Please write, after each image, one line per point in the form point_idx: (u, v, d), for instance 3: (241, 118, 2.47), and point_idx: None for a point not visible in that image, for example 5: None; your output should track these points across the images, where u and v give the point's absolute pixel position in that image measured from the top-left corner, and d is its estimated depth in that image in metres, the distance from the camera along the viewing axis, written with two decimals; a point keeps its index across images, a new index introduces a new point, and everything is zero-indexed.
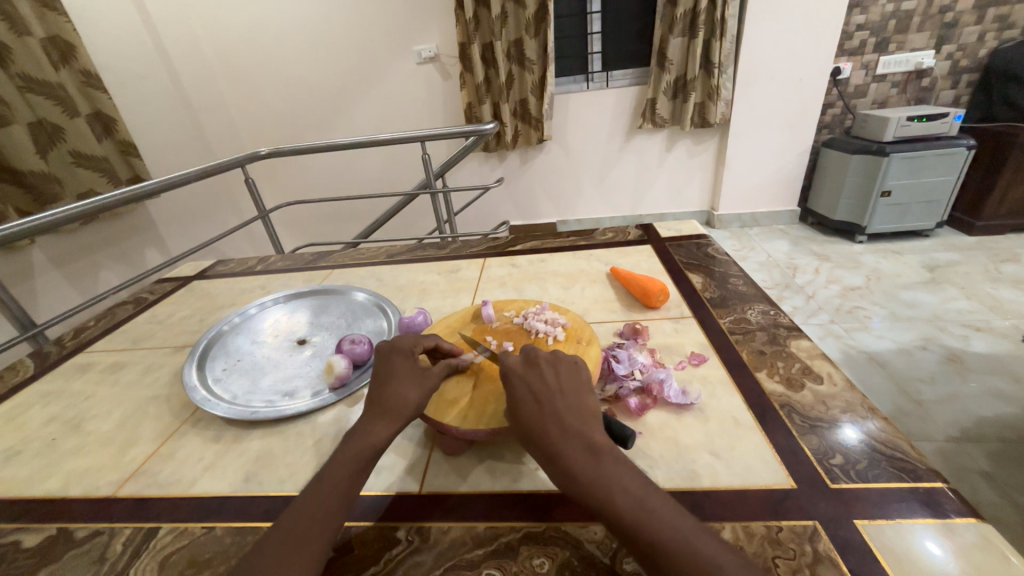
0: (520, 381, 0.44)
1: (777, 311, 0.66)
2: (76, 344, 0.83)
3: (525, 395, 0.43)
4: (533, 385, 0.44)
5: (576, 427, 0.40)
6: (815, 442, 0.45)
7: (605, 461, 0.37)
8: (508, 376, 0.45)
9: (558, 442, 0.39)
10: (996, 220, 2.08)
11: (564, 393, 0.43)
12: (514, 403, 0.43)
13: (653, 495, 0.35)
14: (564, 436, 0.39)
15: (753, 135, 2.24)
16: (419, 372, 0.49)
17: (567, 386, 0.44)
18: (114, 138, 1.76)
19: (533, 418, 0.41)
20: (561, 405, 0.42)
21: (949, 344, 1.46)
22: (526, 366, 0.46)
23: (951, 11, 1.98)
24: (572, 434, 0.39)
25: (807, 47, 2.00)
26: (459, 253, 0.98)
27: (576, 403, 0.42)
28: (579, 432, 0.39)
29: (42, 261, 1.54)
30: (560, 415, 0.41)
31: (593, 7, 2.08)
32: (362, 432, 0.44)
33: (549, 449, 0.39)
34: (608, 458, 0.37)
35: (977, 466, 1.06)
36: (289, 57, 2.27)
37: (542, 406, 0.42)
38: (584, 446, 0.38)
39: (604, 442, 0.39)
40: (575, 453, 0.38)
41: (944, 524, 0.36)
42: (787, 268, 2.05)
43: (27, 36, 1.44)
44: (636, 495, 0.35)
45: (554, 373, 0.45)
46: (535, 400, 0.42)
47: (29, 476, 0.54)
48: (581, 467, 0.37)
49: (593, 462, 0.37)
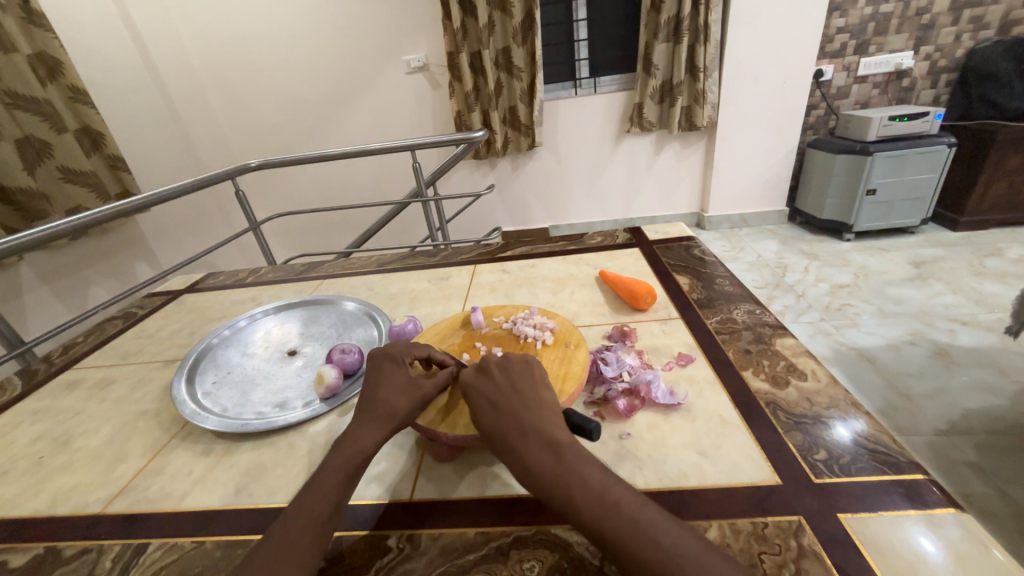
0: (477, 390, 0.46)
1: (762, 310, 0.67)
2: (65, 361, 0.83)
3: (484, 403, 0.44)
4: (488, 392, 0.45)
5: (534, 425, 0.40)
6: (800, 438, 0.46)
7: (564, 456, 0.38)
8: (464, 387, 0.47)
9: (518, 444, 0.40)
10: (979, 216, 2.12)
11: (521, 395, 0.44)
12: (474, 411, 0.44)
13: (614, 487, 0.35)
14: (523, 436, 0.40)
15: (740, 138, 2.28)
16: (410, 382, 0.49)
17: (522, 388, 0.45)
18: (103, 153, 1.76)
19: (492, 425, 0.42)
20: (518, 407, 0.43)
21: (936, 338, 1.49)
22: (480, 373, 0.47)
23: (928, 13, 2.03)
24: (530, 434, 0.40)
25: (789, 50, 2.04)
26: (449, 260, 0.99)
27: (533, 402, 0.43)
28: (538, 431, 0.40)
29: (31, 278, 1.52)
30: (518, 417, 0.42)
31: (579, 15, 2.11)
32: (352, 439, 0.45)
33: (510, 453, 0.40)
34: (568, 452, 0.38)
35: (966, 458, 1.07)
36: (278, 69, 2.28)
37: (501, 411, 0.43)
38: (542, 444, 0.39)
39: (564, 439, 0.39)
40: (535, 453, 0.38)
41: (926, 516, 0.37)
42: (776, 268, 2.07)
43: (14, 52, 1.44)
44: (595, 488, 0.35)
45: (508, 377, 0.46)
46: (493, 406, 0.43)
47: (16, 495, 0.53)
48: (541, 466, 0.37)
49: (553, 458, 0.38)
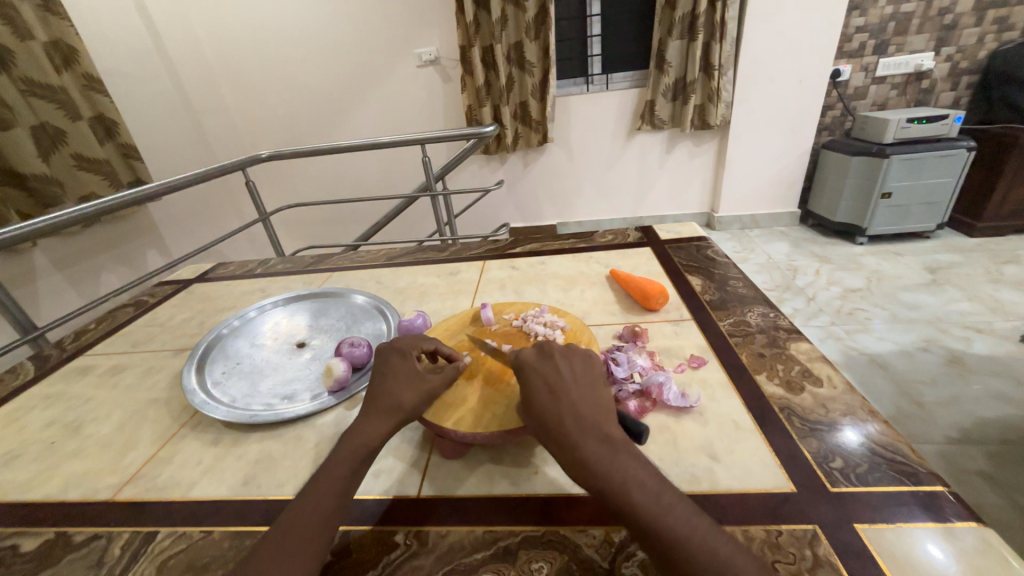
0: (535, 373, 0.44)
1: (776, 313, 0.66)
2: (76, 347, 0.83)
3: (540, 386, 0.43)
4: (546, 375, 0.44)
5: (592, 418, 0.40)
6: (815, 445, 0.45)
7: (621, 454, 0.37)
8: (521, 368, 0.46)
9: (575, 431, 0.39)
10: (997, 222, 2.08)
11: (579, 386, 0.43)
12: (529, 394, 0.43)
13: (669, 492, 0.35)
14: (580, 426, 0.39)
15: (753, 137, 2.25)
16: (416, 375, 0.49)
17: (581, 378, 0.44)
18: (116, 141, 1.77)
19: (548, 409, 0.41)
20: (576, 396, 0.42)
21: (950, 346, 1.46)
22: (539, 358, 0.46)
23: (951, 13, 1.99)
24: (589, 426, 0.39)
25: (806, 49, 2.01)
26: (459, 255, 0.99)
27: (591, 394, 0.42)
28: (596, 424, 0.39)
29: (44, 264, 1.54)
30: (576, 406, 0.41)
31: (593, 10, 2.09)
32: (360, 431, 0.44)
33: (565, 440, 0.38)
34: (625, 451, 0.37)
35: (979, 468, 1.06)
36: (289, 61, 2.28)
37: (557, 396, 0.42)
38: (600, 438, 0.38)
39: (620, 437, 0.39)
40: (592, 444, 0.38)
41: (944, 528, 0.36)
42: (787, 270, 2.04)
43: (30, 40, 1.45)
44: (652, 490, 0.35)
45: (569, 365, 0.45)
46: (550, 391, 0.42)
47: (28, 479, 0.54)
48: (597, 459, 0.37)
49: (612, 455, 0.37)
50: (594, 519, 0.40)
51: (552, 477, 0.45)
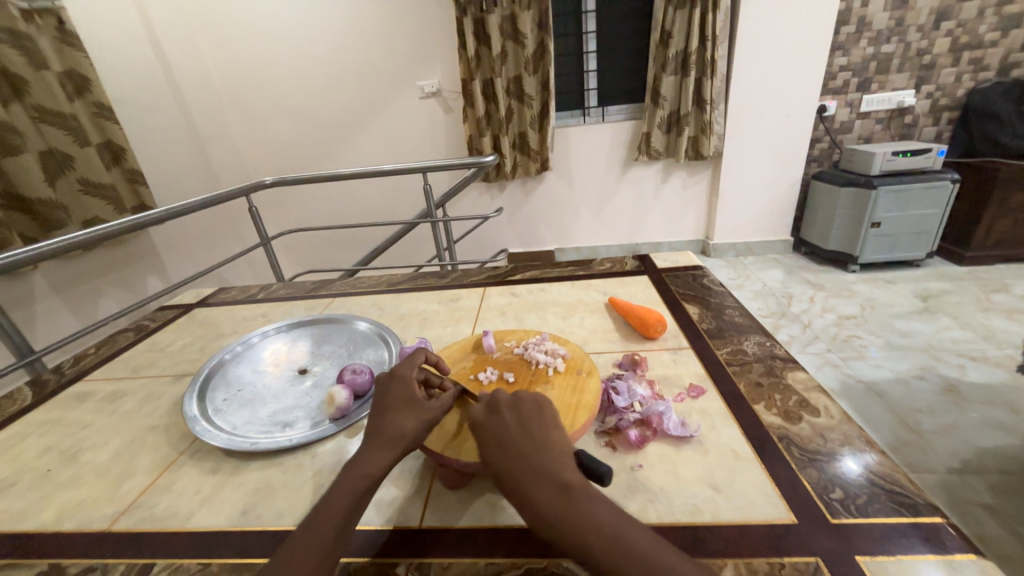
0: (485, 430, 0.44)
1: (773, 342, 0.67)
2: (75, 372, 0.83)
3: (491, 446, 0.43)
4: (495, 432, 0.44)
5: (543, 467, 0.40)
6: (815, 475, 0.45)
7: (576, 500, 0.37)
8: (472, 424, 0.46)
9: (527, 486, 0.39)
10: (984, 251, 2.13)
11: (529, 434, 0.43)
12: (483, 453, 0.43)
13: (630, 532, 0.35)
14: (533, 478, 0.39)
15: (745, 168, 2.32)
16: (409, 400, 0.49)
17: (530, 426, 0.44)
18: (122, 166, 1.80)
19: (502, 467, 0.41)
20: (525, 447, 0.42)
21: (947, 374, 1.47)
22: (488, 412, 0.46)
23: (929, 54, 2.10)
24: (542, 476, 0.39)
25: (793, 85, 2.10)
26: (459, 282, 1.00)
27: (541, 441, 0.42)
28: (548, 472, 0.39)
29: (43, 287, 1.54)
30: (526, 459, 0.41)
31: (589, 47, 2.19)
32: (360, 463, 0.44)
33: (520, 497, 0.39)
34: (579, 496, 0.37)
35: (981, 499, 1.05)
36: (296, 91, 2.35)
37: (508, 451, 0.42)
38: (554, 485, 0.38)
39: (575, 479, 0.39)
40: (545, 496, 0.38)
41: (944, 560, 0.37)
42: (782, 297, 2.07)
43: (44, 69, 1.51)
44: (610, 532, 0.35)
45: (515, 415, 0.45)
46: (502, 448, 0.42)
47: (23, 508, 0.53)
48: (551, 511, 0.37)
49: (566, 503, 0.37)
50: None
51: None
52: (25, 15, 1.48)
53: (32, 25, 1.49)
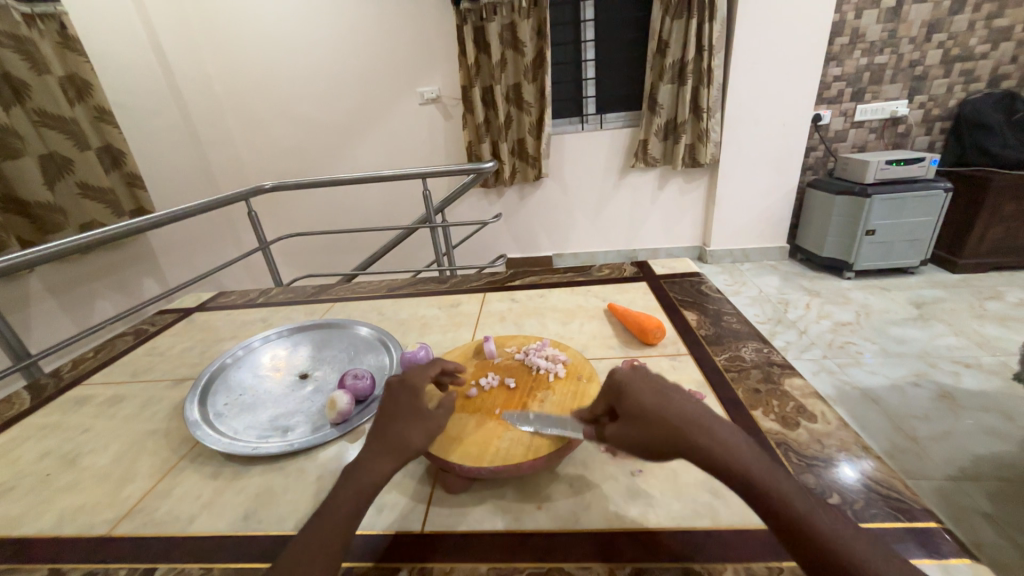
0: (642, 380, 0.44)
1: (770, 349, 0.68)
2: (73, 376, 0.83)
3: (650, 391, 0.42)
4: (652, 383, 0.44)
5: (710, 414, 0.41)
6: (812, 480, 0.46)
7: (755, 449, 0.39)
8: (623, 371, 0.45)
9: (713, 428, 0.39)
10: (977, 259, 2.15)
11: (679, 389, 0.44)
12: (650, 395, 0.42)
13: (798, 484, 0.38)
14: (712, 423, 0.40)
15: (740, 176, 2.34)
16: (421, 413, 0.48)
17: (674, 386, 0.45)
18: (121, 170, 1.81)
19: (676, 409, 0.41)
20: (688, 398, 0.43)
21: (941, 380, 1.48)
22: (634, 367, 0.46)
23: (921, 65, 2.14)
24: (718, 421, 0.41)
25: (788, 94, 2.13)
26: (459, 287, 1.01)
27: (690, 398, 0.44)
28: (720, 421, 0.41)
29: (39, 291, 1.54)
30: (695, 407, 0.42)
31: (588, 55, 2.22)
32: (358, 475, 0.44)
33: (708, 435, 0.39)
34: (754, 446, 0.40)
35: (976, 506, 1.05)
36: (297, 96, 2.37)
37: (674, 398, 0.42)
38: (734, 434, 0.40)
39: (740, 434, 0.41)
40: (731, 439, 0.39)
41: (939, 564, 0.37)
42: (778, 303, 2.09)
43: (47, 74, 1.51)
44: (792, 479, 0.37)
45: (656, 374, 0.46)
46: (668, 396, 0.42)
47: (22, 513, 0.53)
48: (741, 451, 0.38)
49: (749, 449, 0.39)
50: (596, 556, 0.41)
51: (555, 511, 0.45)
52: (29, 20, 1.48)
53: (35, 30, 1.50)
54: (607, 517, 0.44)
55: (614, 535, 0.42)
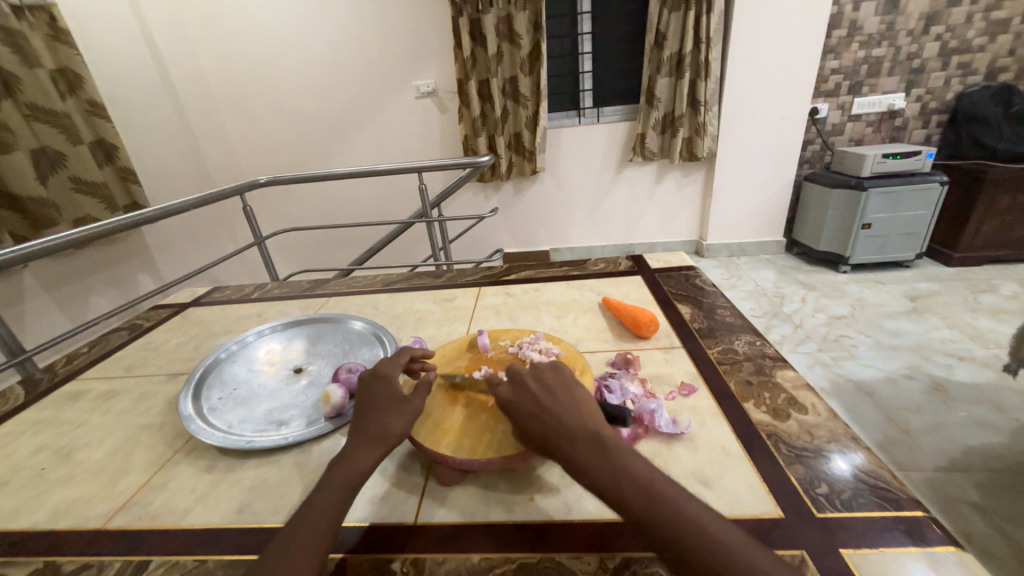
0: (514, 400, 0.46)
1: (762, 341, 0.69)
2: (68, 371, 0.83)
3: (525, 412, 0.45)
4: (528, 401, 0.46)
5: (579, 426, 0.42)
6: (801, 471, 0.46)
7: (610, 455, 0.39)
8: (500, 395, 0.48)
9: (564, 445, 0.41)
10: (972, 252, 2.16)
11: (556, 399, 0.45)
12: (518, 421, 0.45)
13: (663, 482, 0.38)
14: (568, 436, 0.41)
15: (738, 170, 2.34)
16: (396, 400, 0.50)
17: (557, 393, 0.46)
18: (115, 165, 1.79)
19: (536, 430, 0.43)
20: (555, 410, 0.44)
21: (934, 373, 1.50)
22: (514, 384, 0.48)
23: (918, 58, 2.13)
24: (574, 431, 0.41)
25: (785, 87, 2.12)
26: (455, 281, 1.01)
27: (568, 403, 0.45)
28: (580, 430, 0.42)
29: (32, 286, 1.53)
30: (559, 421, 0.43)
31: (585, 48, 2.21)
32: (343, 466, 0.44)
33: (560, 456, 0.41)
34: (612, 449, 0.40)
35: (967, 497, 1.07)
36: (291, 90, 2.35)
37: (541, 415, 0.44)
38: (590, 442, 0.40)
39: (609, 435, 0.41)
40: (581, 452, 0.40)
41: (925, 553, 0.38)
42: (774, 297, 2.09)
43: (37, 67, 1.49)
44: (644, 481, 0.37)
45: (542, 385, 0.47)
46: (536, 416, 0.44)
47: (17, 506, 0.53)
48: (590, 464, 0.39)
49: (603, 457, 0.39)
50: (586, 546, 0.41)
51: (547, 503, 0.46)
52: (18, 12, 1.46)
53: (25, 22, 1.48)
54: (597, 508, 0.45)
55: (605, 525, 0.43)
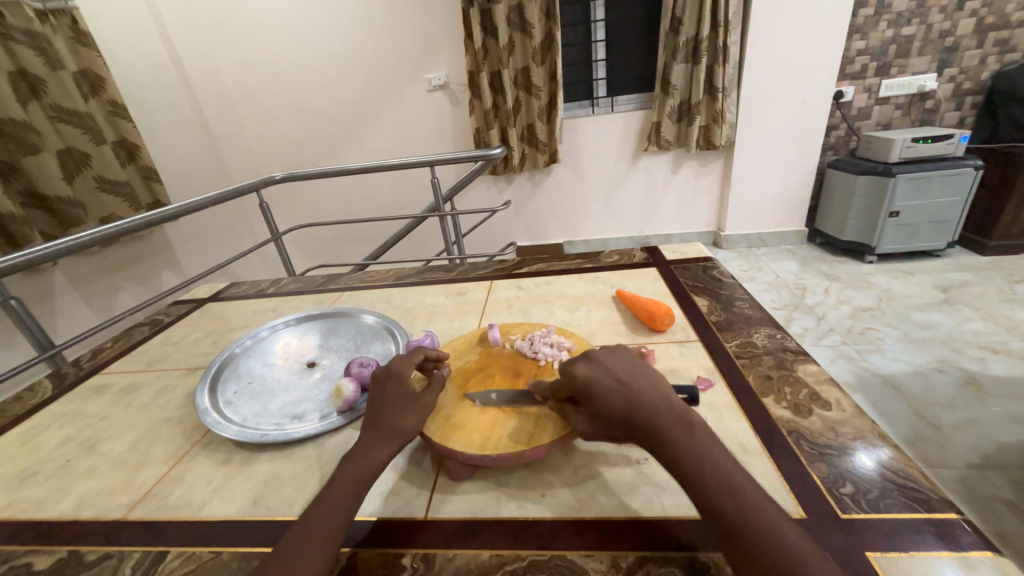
0: (595, 377, 0.45)
1: (783, 335, 0.66)
2: (93, 365, 0.85)
3: (607, 386, 0.44)
4: (613, 379, 0.44)
5: (669, 405, 0.42)
6: (825, 470, 0.45)
7: (699, 437, 0.40)
8: (576, 376, 0.46)
9: (653, 415, 0.41)
10: (1009, 240, 2.06)
11: (640, 378, 0.45)
12: (600, 393, 0.43)
13: (739, 475, 0.38)
14: (658, 410, 0.41)
15: (757, 157, 2.27)
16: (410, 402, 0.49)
17: (636, 373, 0.45)
18: (137, 164, 1.84)
19: (621, 400, 0.43)
20: (642, 387, 0.43)
21: (966, 367, 1.43)
22: (591, 363, 0.47)
23: (952, 36, 2.02)
24: (666, 407, 0.42)
25: (808, 71, 2.04)
26: (466, 275, 1.00)
27: (653, 385, 0.44)
28: (670, 407, 0.42)
29: (63, 283, 1.58)
30: (649, 395, 0.42)
31: (598, 36, 2.16)
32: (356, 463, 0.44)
33: (645, 426, 0.41)
34: (700, 432, 0.40)
35: (999, 495, 1.02)
36: (305, 86, 2.36)
37: (628, 388, 0.43)
38: (680, 420, 0.41)
39: (695, 419, 0.41)
40: (670, 425, 0.40)
41: (959, 557, 0.36)
42: (795, 289, 2.03)
43: (61, 69, 1.53)
44: (724, 468, 0.38)
45: (620, 365, 0.46)
46: (622, 388, 0.43)
47: (44, 497, 0.55)
48: (676, 438, 0.39)
49: (689, 437, 0.40)
50: (599, 543, 0.40)
51: (559, 500, 0.45)
52: (41, 16, 1.50)
53: (48, 25, 1.52)
54: (610, 505, 0.44)
55: (618, 522, 0.42)
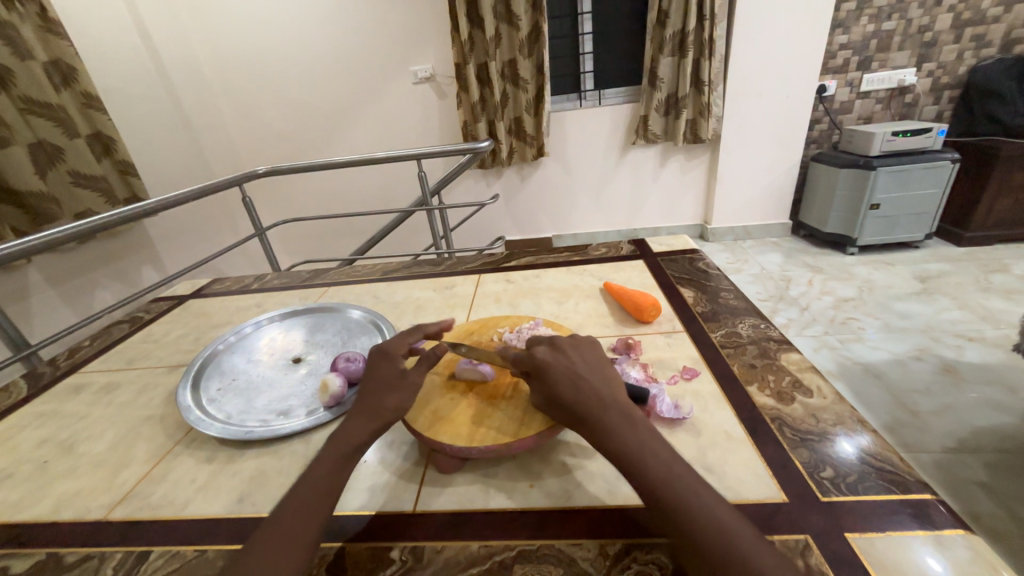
0: (556, 368, 0.45)
1: (767, 324, 0.67)
2: (69, 365, 0.83)
3: (563, 375, 0.45)
4: (568, 370, 0.45)
5: (613, 398, 0.43)
6: (806, 455, 0.46)
7: (640, 430, 0.41)
8: (542, 368, 0.46)
9: (598, 412, 0.42)
10: (984, 231, 2.12)
11: (596, 372, 0.46)
12: (553, 389, 0.44)
13: (680, 465, 0.39)
14: (602, 405, 0.42)
15: (742, 151, 2.29)
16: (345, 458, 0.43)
17: (596, 368, 0.46)
18: (113, 158, 1.78)
19: (572, 396, 0.43)
20: (594, 382, 0.44)
21: (944, 354, 1.48)
22: (554, 353, 0.47)
23: (930, 31, 2.06)
24: (609, 403, 0.42)
25: (792, 65, 2.07)
26: (455, 269, 1.00)
27: (606, 378, 0.45)
28: (615, 402, 0.43)
29: (38, 281, 1.53)
30: (596, 390, 0.43)
31: (585, 28, 2.15)
32: (300, 520, 0.39)
33: (592, 423, 0.41)
34: (641, 425, 0.41)
35: (976, 477, 1.06)
36: (288, 78, 2.31)
37: (581, 384, 0.44)
38: (623, 415, 0.42)
39: (639, 415, 0.42)
40: (614, 420, 0.41)
41: (933, 536, 0.37)
42: (780, 280, 2.07)
43: (30, 59, 1.47)
44: (665, 458, 0.39)
45: (582, 357, 0.47)
46: (575, 383, 0.44)
47: (19, 500, 0.53)
48: (618, 433, 0.40)
49: (631, 431, 0.41)
50: (587, 532, 0.41)
51: (548, 489, 0.45)
52: (8, 3, 1.43)
53: (15, 13, 1.45)
54: (598, 494, 0.44)
55: (605, 511, 0.42)
